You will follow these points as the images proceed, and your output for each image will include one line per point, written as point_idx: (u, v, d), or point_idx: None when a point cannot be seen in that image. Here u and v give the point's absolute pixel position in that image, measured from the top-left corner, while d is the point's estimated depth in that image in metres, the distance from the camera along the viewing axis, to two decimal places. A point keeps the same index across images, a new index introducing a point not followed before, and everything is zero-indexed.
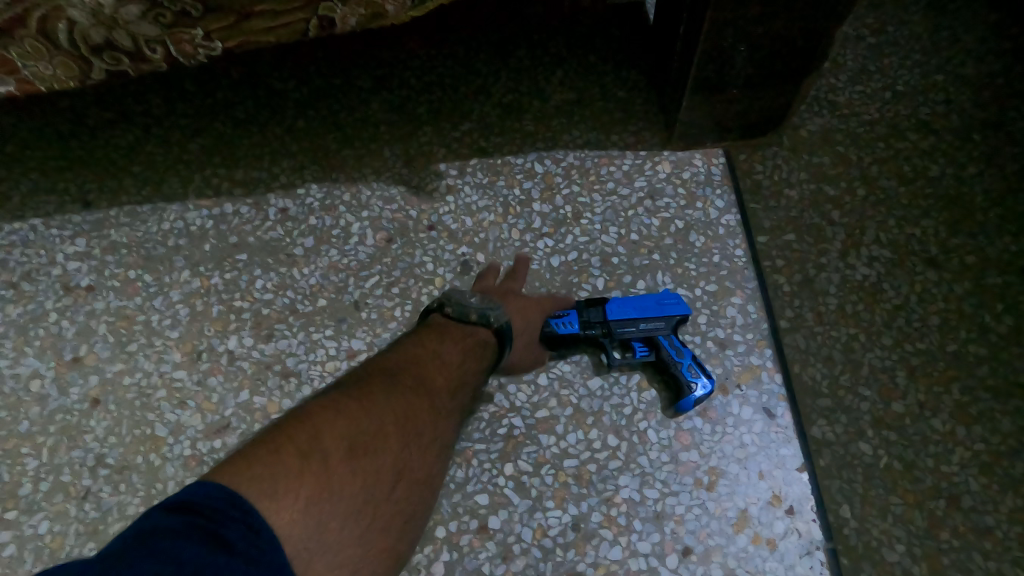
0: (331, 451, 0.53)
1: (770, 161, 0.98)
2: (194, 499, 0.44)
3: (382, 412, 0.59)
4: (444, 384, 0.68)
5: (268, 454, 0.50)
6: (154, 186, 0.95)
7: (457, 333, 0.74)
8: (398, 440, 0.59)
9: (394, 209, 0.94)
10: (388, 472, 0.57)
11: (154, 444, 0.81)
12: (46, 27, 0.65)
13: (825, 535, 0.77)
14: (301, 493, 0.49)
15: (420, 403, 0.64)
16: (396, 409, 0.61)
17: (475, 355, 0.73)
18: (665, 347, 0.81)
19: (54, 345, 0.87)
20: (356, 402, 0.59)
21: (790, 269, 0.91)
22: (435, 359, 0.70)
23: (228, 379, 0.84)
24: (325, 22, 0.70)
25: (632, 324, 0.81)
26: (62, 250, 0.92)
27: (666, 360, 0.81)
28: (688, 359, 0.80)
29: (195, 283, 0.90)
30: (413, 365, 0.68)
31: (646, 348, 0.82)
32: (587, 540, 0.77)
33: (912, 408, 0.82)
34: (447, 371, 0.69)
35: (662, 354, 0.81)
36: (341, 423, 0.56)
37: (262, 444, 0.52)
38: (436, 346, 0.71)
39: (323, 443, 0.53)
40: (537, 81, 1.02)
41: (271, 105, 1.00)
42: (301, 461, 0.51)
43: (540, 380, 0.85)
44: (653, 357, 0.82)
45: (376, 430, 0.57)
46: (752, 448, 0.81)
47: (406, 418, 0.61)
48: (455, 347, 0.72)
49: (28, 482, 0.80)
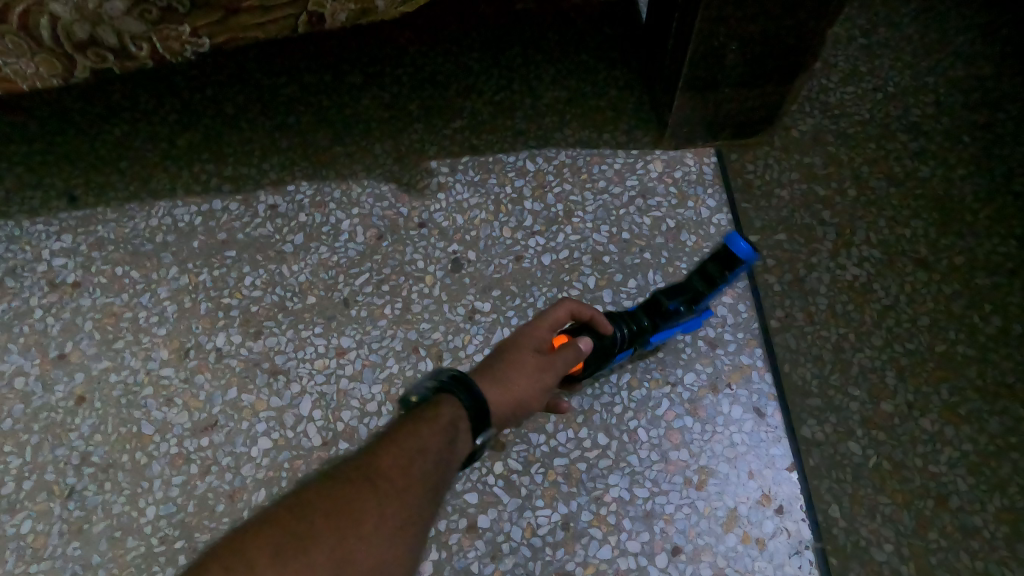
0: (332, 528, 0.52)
1: (761, 160, 0.98)
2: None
3: (333, 534, 0.50)
4: (425, 469, 0.57)
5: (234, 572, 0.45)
6: (142, 182, 0.95)
7: (428, 412, 0.61)
8: (367, 556, 0.50)
9: (385, 206, 0.94)
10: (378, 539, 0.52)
11: (140, 442, 0.81)
12: (29, 23, 0.64)
13: (814, 534, 0.76)
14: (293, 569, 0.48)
15: (372, 527, 0.51)
16: (359, 522, 0.51)
17: (464, 432, 0.62)
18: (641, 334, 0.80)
19: (38, 342, 0.86)
20: (300, 529, 0.49)
21: (781, 268, 0.91)
22: (409, 442, 0.58)
23: (215, 376, 0.84)
24: (314, 18, 0.69)
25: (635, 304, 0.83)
26: (48, 246, 0.91)
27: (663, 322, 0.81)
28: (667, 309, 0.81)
29: (183, 280, 0.89)
30: (372, 473, 0.55)
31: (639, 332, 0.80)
32: (577, 539, 0.77)
33: (901, 407, 0.82)
34: (417, 470, 0.56)
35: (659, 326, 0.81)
36: (291, 553, 0.47)
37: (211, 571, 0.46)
38: (402, 441, 0.58)
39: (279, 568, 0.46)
40: (529, 79, 1.01)
41: (262, 101, 0.99)
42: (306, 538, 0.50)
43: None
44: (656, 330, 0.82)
45: (331, 551, 0.49)
46: (742, 448, 0.81)
47: (366, 533, 0.51)
48: (432, 427, 0.60)
49: (10, 481, 0.79)
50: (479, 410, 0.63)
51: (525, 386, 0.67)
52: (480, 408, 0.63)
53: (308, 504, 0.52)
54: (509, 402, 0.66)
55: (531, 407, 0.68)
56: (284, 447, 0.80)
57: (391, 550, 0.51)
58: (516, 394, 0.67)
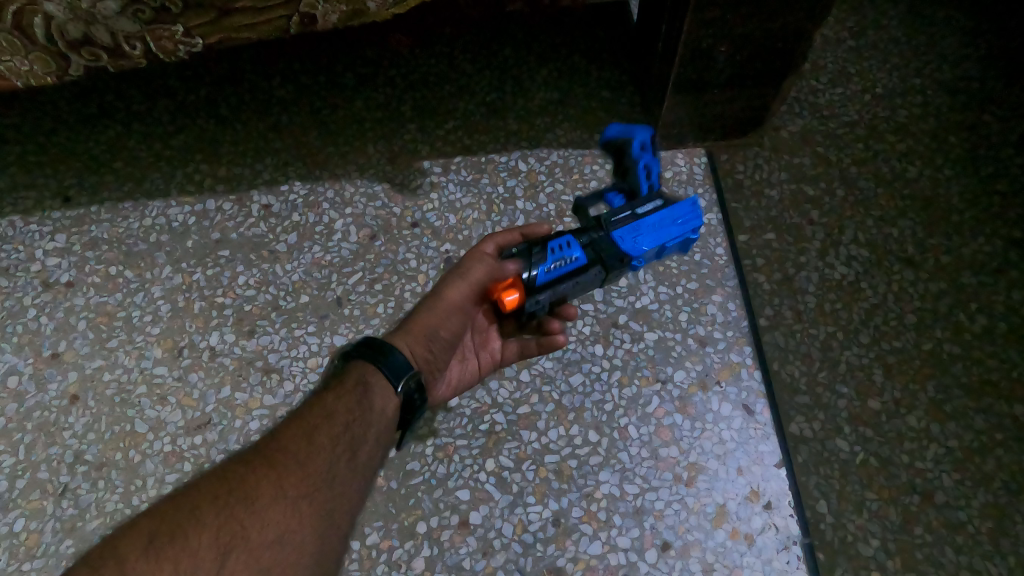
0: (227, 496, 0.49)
1: (751, 161, 0.99)
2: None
3: (219, 514, 0.47)
4: (330, 435, 0.55)
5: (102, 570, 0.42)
6: (136, 182, 0.95)
7: (335, 382, 0.60)
8: (260, 531, 0.47)
9: (378, 206, 0.94)
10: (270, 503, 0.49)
11: (134, 440, 0.81)
12: (22, 22, 0.65)
13: (803, 530, 0.77)
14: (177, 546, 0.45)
15: (266, 501, 0.49)
16: (249, 498, 0.48)
17: (381, 388, 0.61)
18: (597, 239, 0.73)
19: (32, 341, 0.86)
20: (182, 512, 0.46)
21: (770, 268, 0.92)
22: (313, 413, 0.56)
23: (209, 375, 0.84)
24: (307, 18, 0.70)
25: (628, 211, 0.74)
26: (42, 246, 0.91)
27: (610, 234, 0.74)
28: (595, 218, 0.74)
29: (177, 279, 0.90)
30: (268, 447, 0.53)
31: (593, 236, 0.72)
32: (567, 535, 0.77)
33: (888, 405, 0.82)
34: (320, 437, 0.54)
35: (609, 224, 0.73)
36: (174, 536, 0.45)
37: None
38: (306, 412, 0.56)
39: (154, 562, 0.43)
40: (521, 81, 1.02)
41: (255, 102, 1.00)
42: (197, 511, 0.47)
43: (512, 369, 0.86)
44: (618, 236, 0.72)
45: (218, 530, 0.46)
46: (731, 444, 0.82)
47: (257, 508, 0.48)
48: (340, 394, 0.58)
49: (3, 480, 0.79)
50: (388, 363, 0.62)
51: (429, 315, 0.70)
52: (383, 356, 0.62)
53: (192, 489, 0.48)
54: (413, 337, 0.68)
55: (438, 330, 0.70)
56: None
57: (289, 523, 0.49)
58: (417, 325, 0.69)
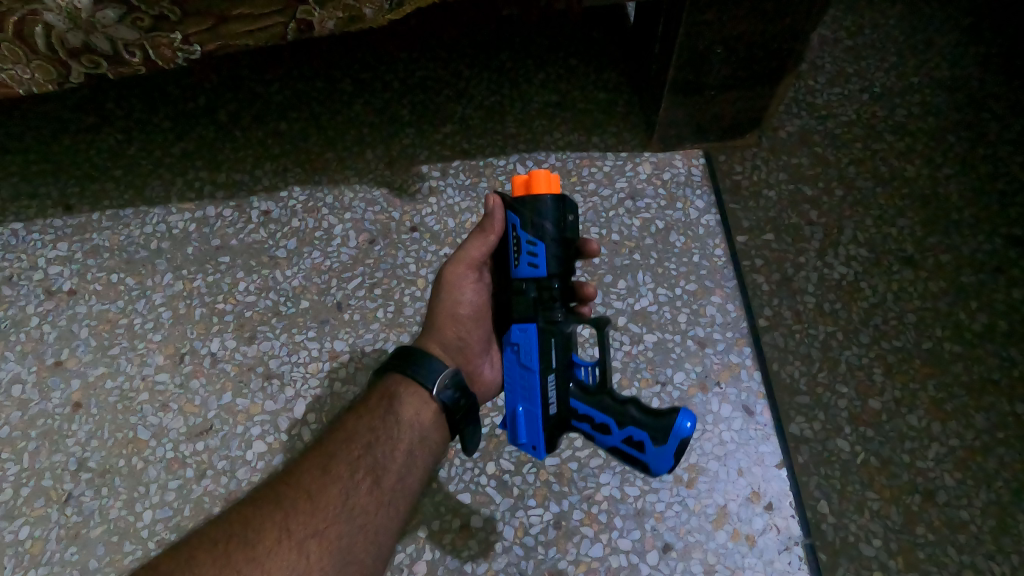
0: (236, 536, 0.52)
1: (749, 161, 1.02)
2: None
3: (218, 562, 0.50)
4: (349, 463, 0.58)
5: None
6: (136, 190, 0.96)
7: (363, 399, 0.64)
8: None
9: (377, 210, 0.95)
10: (276, 548, 0.52)
11: (137, 447, 0.81)
12: (23, 31, 0.65)
13: (804, 530, 0.79)
14: None
15: (270, 544, 0.52)
16: (250, 542, 0.51)
17: (411, 397, 0.64)
18: (521, 258, 0.66)
19: (35, 350, 0.87)
20: (180, 561, 0.50)
21: (768, 269, 0.94)
22: (336, 437, 0.61)
23: (210, 381, 0.85)
24: (303, 25, 0.70)
25: (547, 351, 0.66)
26: (44, 255, 0.92)
27: (582, 392, 0.67)
28: (553, 219, 0.65)
29: (178, 286, 0.90)
30: (285, 483, 0.56)
31: (548, 285, 0.66)
32: (568, 538, 0.78)
33: (889, 405, 0.79)
34: (336, 466, 0.58)
35: (563, 386, 0.67)
36: None
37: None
38: (329, 442, 0.60)
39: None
40: (519, 84, 1.02)
41: (254, 108, 1.00)
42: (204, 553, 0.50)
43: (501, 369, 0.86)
44: (549, 435, 0.66)
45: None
46: (732, 445, 0.83)
47: (260, 552, 0.51)
48: (364, 412, 0.62)
49: (8, 488, 0.80)
50: (416, 370, 0.64)
51: (443, 306, 0.71)
52: (410, 367, 0.64)
53: (198, 535, 0.52)
54: (441, 341, 0.71)
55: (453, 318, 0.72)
56: (279, 450, 0.81)
57: (296, 566, 0.51)
58: (437, 324, 0.71)
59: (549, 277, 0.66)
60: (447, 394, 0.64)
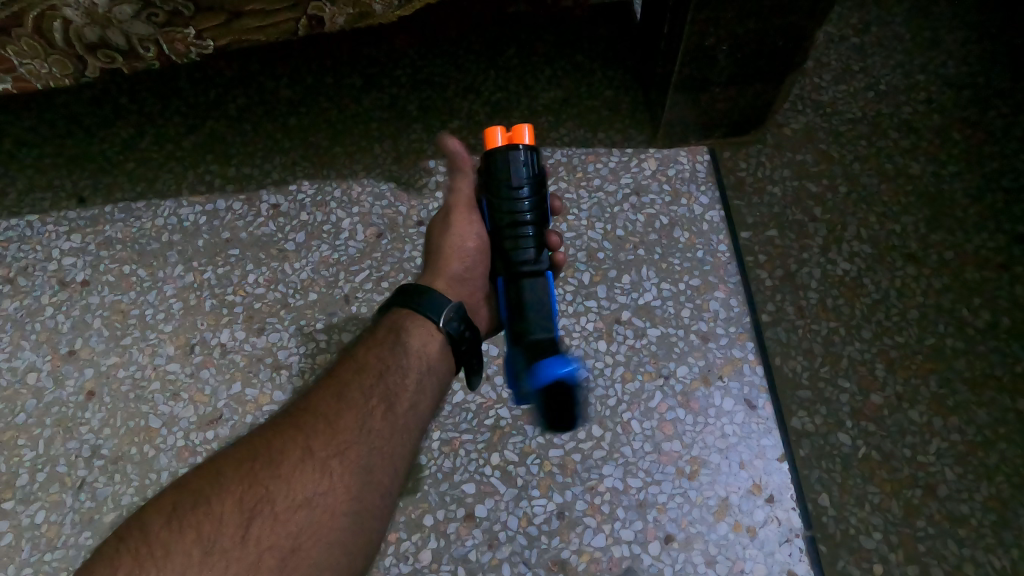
0: (259, 454, 0.54)
1: (753, 158, 0.99)
2: (107, 544, 0.49)
3: (243, 481, 0.52)
4: (362, 390, 0.59)
5: (134, 536, 0.49)
6: (148, 183, 0.97)
7: (371, 334, 0.65)
8: (286, 495, 0.52)
9: (384, 205, 0.96)
10: (298, 467, 0.53)
11: (148, 435, 0.83)
12: (42, 26, 0.67)
13: (805, 523, 0.78)
14: (214, 511, 0.50)
15: (292, 464, 0.53)
16: (274, 462, 0.53)
17: (417, 330, 0.65)
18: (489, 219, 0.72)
19: (50, 339, 0.89)
20: (209, 479, 0.52)
21: (773, 263, 0.92)
22: (348, 368, 0.62)
23: (220, 371, 0.86)
24: (315, 21, 0.71)
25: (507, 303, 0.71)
26: (58, 246, 0.93)
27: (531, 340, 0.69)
28: (513, 172, 0.68)
29: (189, 278, 0.92)
30: (302, 408, 0.58)
31: (520, 232, 0.69)
32: (571, 528, 0.79)
33: (891, 399, 0.82)
34: (351, 394, 0.59)
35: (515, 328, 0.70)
36: (195, 506, 0.50)
37: (115, 549, 0.48)
38: (343, 370, 0.61)
39: (177, 532, 0.49)
40: (526, 81, 1.03)
41: (264, 102, 1.01)
42: (231, 472, 0.53)
43: (489, 370, 0.87)
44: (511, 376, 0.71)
45: (242, 496, 0.51)
46: (734, 438, 0.83)
47: (284, 470, 0.53)
48: (372, 346, 0.64)
49: (24, 473, 0.81)
50: (423, 303, 0.66)
51: (449, 242, 0.73)
52: (416, 302, 0.66)
53: (223, 458, 0.54)
54: (447, 275, 0.72)
55: (460, 254, 0.73)
56: None
57: (319, 484, 0.53)
58: (440, 258, 0.72)
59: (518, 225, 0.69)
60: (453, 325, 0.66)
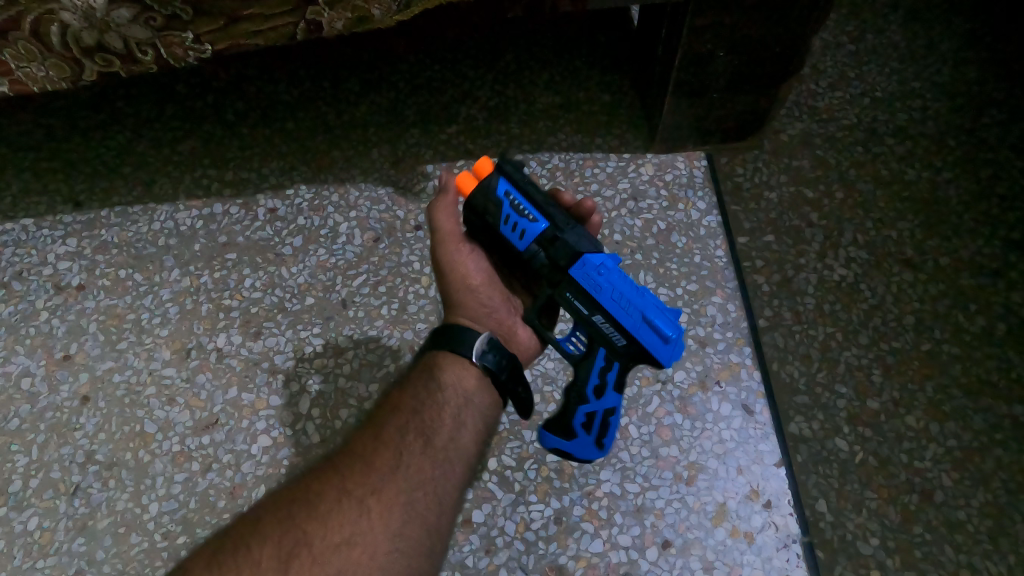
0: (299, 498, 0.54)
1: (750, 163, 1.02)
2: None
3: (283, 524, 0.52)
4: (399, 427, 0.60)
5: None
6: (145, 187, 0.97)
7: (407, 375, 0.66)
8: (324, 537, 0.52)
9: (382, 209, 0.96)
10: (337, 508, 0.54)
11: (142, 440, 0.82)
12: (39, 29, 0.66)
13: (802, 528, 0.79)
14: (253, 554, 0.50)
15: (330, 505, 0.54)
16: (312, 504, 0.54)
17: (452, 366, 0.65)
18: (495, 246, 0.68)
19: (44, 344, 0.88)
20: (250, 525, 0.53)
21: (769, 269, 0.94)
22: (385, 408, 0.62)
23: (216, 376, 0.86)
24: (313, 25, 0.71)
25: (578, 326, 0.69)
26: (53, 251, 0.93)
27: (582, 365, 0.67)
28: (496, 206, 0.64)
29: (185, 282, 0.91)
30: (342, 450, 0.58)
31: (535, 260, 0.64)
32: (569, 534, 0.78)
33: (888, 406, 0.79)
34: (388, 432, 0.59)
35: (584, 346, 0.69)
36: (237, 550, 0.51)
37: None
38: (381, 411, 0.62)
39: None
40: (524, 86, 1.03)
41: (262, 106, 1.01)
42: (271, 517, 0.53)
43: None
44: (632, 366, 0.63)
45: (281, 539, 0.51)
46: (731, 444, 0.84)
47: (322, 511, 0.53)
48: (408, 385, 0.64)
49: (18, 479, 0.81)
50: (455, 340, 0.65)
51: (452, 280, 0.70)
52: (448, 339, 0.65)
53: (264, 505, 0.55)
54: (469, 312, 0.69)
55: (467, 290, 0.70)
56: (283, 445, 0.82)
57: (358, 523, 0.53)
58: (455, 302, 0.70)
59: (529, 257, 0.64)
60: (489, 358, 0.65)
